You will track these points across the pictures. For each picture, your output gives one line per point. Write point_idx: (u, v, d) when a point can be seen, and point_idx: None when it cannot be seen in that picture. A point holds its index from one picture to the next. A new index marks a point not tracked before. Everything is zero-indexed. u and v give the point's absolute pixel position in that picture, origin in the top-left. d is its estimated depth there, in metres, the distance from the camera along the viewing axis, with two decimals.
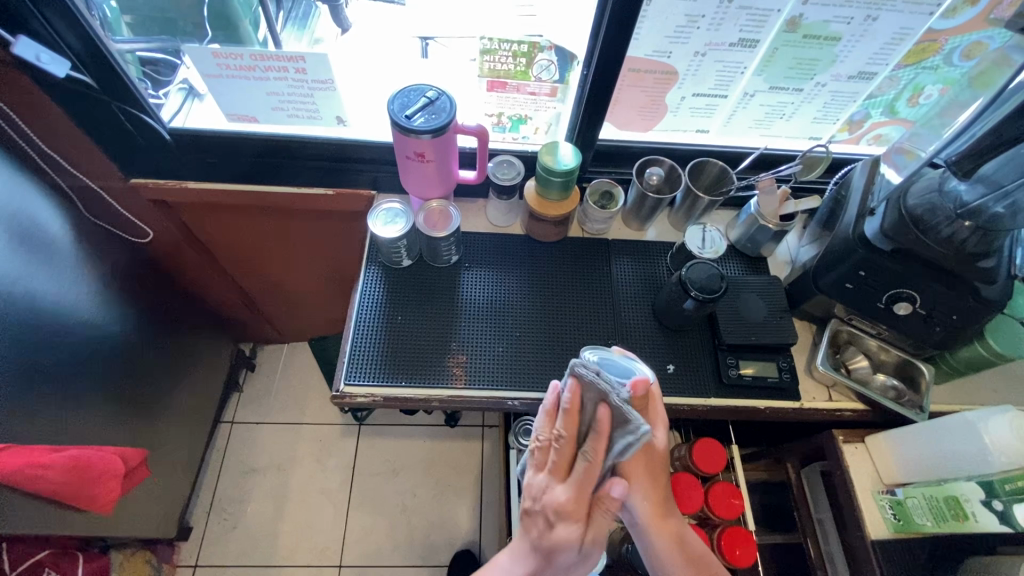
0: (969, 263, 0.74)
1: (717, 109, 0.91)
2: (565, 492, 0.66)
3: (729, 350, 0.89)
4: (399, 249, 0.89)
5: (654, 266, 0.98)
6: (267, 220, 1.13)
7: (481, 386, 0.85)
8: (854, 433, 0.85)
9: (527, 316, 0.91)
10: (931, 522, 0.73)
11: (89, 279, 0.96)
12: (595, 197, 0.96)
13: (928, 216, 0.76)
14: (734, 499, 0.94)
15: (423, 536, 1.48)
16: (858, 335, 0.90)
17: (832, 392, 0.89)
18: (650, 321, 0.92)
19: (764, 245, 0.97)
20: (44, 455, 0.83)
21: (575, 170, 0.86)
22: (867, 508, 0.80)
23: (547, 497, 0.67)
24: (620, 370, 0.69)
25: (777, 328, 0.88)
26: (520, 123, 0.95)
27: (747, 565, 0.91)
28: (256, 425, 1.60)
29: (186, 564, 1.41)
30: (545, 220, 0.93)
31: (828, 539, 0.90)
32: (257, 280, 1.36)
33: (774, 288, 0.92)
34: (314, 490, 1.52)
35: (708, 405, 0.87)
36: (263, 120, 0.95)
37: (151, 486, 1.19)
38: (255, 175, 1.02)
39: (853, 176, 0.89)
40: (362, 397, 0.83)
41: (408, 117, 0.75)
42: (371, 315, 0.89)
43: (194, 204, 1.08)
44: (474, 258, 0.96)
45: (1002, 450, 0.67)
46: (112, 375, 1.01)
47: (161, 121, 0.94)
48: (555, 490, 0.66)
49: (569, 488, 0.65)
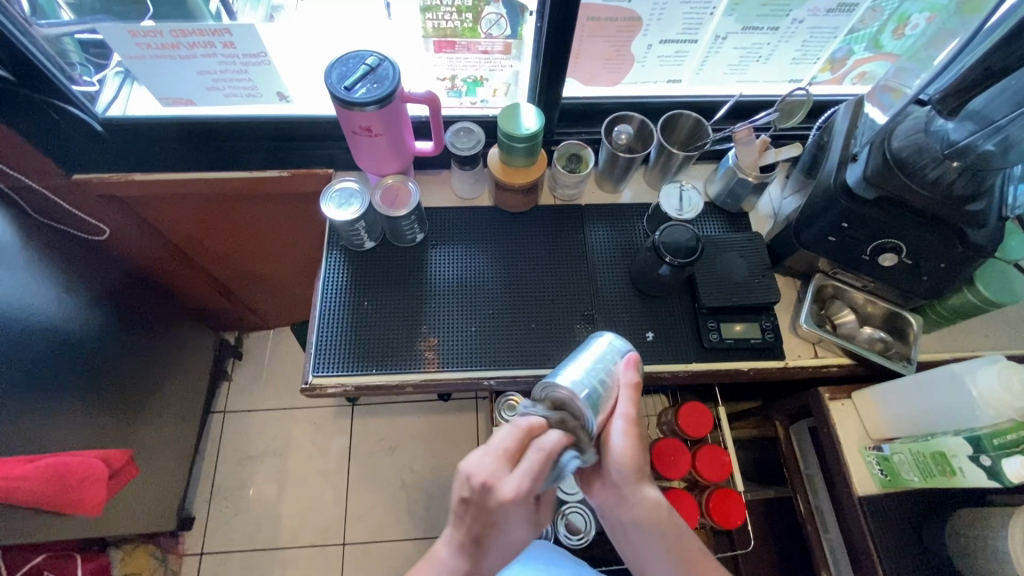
0: (956, 208, 0.69)
1: (687, 56, 0.85)
2: (516, 484, 0.54)
3: (710, 313, 0.85)
4: (358, 232, 0.84)
5: (630, 229, 0.93)
6: (224, 208, 1.08)
7: (455, 368, 0.82)
8: (840, 390, 0.83)
9: (500, 292, 0.87)
10: (918, 477, 0.71)
11: (49, 282, 0.93)
12: (563, 159, 0.91)
13: (913, 159, 0.70)
14: (723, 459, 0.92)
15: (423, 509, 1.50)
16: (843, 288, 0.86)
17: (817, 348, 0.86)
18: (628, 287, 0.89)
19: (745, 199, 0.92)
20: (19, 466, 0.82)
21: (539, 134, 0.81)
22: (854, 465, 0.79)
23: (499, 501, 0.54)
24: (590, 359, 0.64)
25: (758, 287, 0.84)
26: (476, 85, 0.89)
27: (738, 523, 0.91)
28: (246, 412, 1.59)
29: (192, 552, 1.43)
30: (513, 189, 0.88)
31: (818, 494, 0.92)
32: (231, 268, 1.32)
33: (755, 245, 0.88)
34: (312, 472, 1.53)
35: (690, 372, 0.84)
36: (201, 102, 0.90)
37: (140, 483, 1.18)
38: (204, 160, 0.96)
39: (836, 119, 0.83)
40: (333, 387, 0.81)
41: (348, 88, 0.69)
42: (336, 303, 0.85)
43: (147, 197, 1.03)
44: (441, 234, 0.91)
45: (990, 401, 0.65)
46: (84, 378, 0.99)
47: (91, 111, 0.88)
48: (507, 483, 0.55)
49: (521, 479, 0.54)
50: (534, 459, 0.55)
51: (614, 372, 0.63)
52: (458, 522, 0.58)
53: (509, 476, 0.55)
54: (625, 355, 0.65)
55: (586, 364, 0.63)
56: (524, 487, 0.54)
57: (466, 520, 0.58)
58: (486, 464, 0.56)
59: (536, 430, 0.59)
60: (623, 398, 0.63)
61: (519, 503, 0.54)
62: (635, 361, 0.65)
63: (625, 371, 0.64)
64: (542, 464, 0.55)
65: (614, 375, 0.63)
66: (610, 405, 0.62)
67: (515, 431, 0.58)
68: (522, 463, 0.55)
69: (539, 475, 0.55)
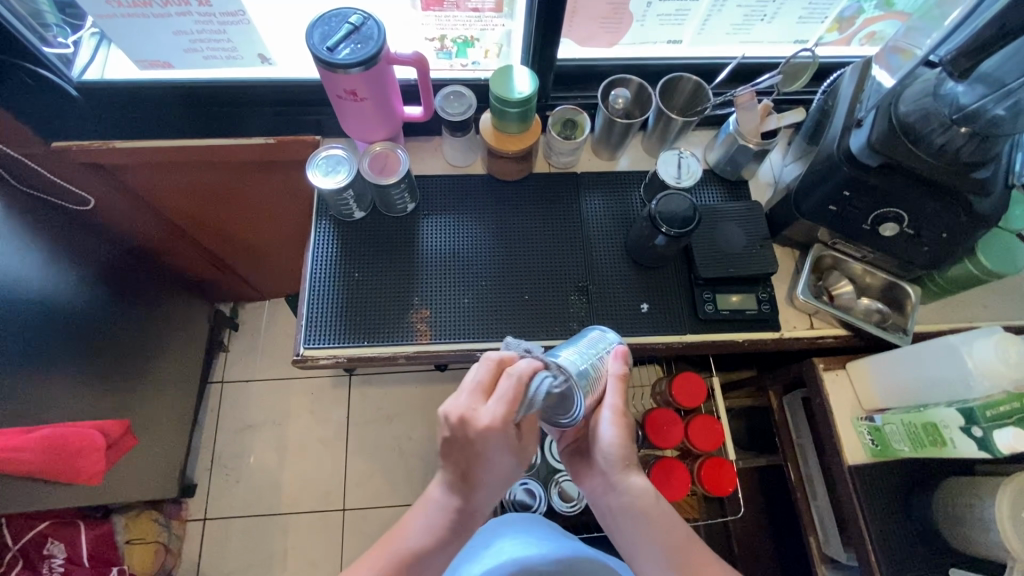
0: (962, 176, 0.67)
1: (689, 15, 0.80)
2: (493, 410, 0.57)
3: (706, 285, 0.84)
4: (347, 201, 0.82)
5: (626, 198, 0.91)
6: (211, 177, 1.05)
7: (447, 340, 0.81)
8: (835, 360, 0.83)
9: (493, 263, 0.86)
10: (908, 447, 0.71)
11: (36, 253, 0.91)
12: (558, 127, 0.88)
13: (920, 124, 0.68)
14: (716, 429, 0.93)
15: (421, 475, 1.53)
16: (842, 259, 0.85)
17: (814, 319, 0.86)
18: (623, 258, 0.87)
19: (745, 167, 0.90)
20: (15, 437, 0.82)
21: (532, 98, 0.78)
22: (846, 434, 0.79)
23: (479, 430, 0.56)
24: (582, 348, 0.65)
25: (755, 257, 0.83)
26: (467, 46, 0.85)
27: (729, 491, 0.92)
28: (244, 382, 1.60)
29: (195, 518, 1.46)
30: (505, 156, 0.86)
31: (808, 462, 0.93)
32: (222, 239, 1.30)
33: (753, 215, 0.86)
34: (311, 440, 1.55)
35: (684, 343, 0.83)
36: (180, 65, 0.87)
37: (139, 453, 1.19)
38: (187, 127, 0.93)
39: (841, 83, 0.80)
40: (324, 359, 0.80)
41: (331, 49, 0.66)
42: (326, 274, 0.84)
43: (131, 165, 1.00)
44: (432, 204, 0.89)
45: (985, 372, 0.64)
46: (76, 349, 0.98)
47: (66, 75, 0.85)
48: (485, 410, 0.57)
49: (498, 405, 0.57)
50: (507, 386, 0.57)
51: (603, 362, 0.65)
52: (446, 462, 0.61)
53: (483, 406, 0.57)
54: (615, 346, 0.67)
55: (579, 352, 0.64)
56: (502, 412, 0.56)
57: (451, 455, 0.60)
58: (464, 399, 0.59)
59: (509, 362, 0.61)
60: (611, 390, 0.65)
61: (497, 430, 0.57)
62: (625, 352, 0.67)
63: (614, 363, 0.66)
64: (513, 390, 0.57)
65: (602, 364, 0.65)
66: (598, 394, 0.64)
67: (481, 366, 0.60)
68: (496, 391, 0.58)
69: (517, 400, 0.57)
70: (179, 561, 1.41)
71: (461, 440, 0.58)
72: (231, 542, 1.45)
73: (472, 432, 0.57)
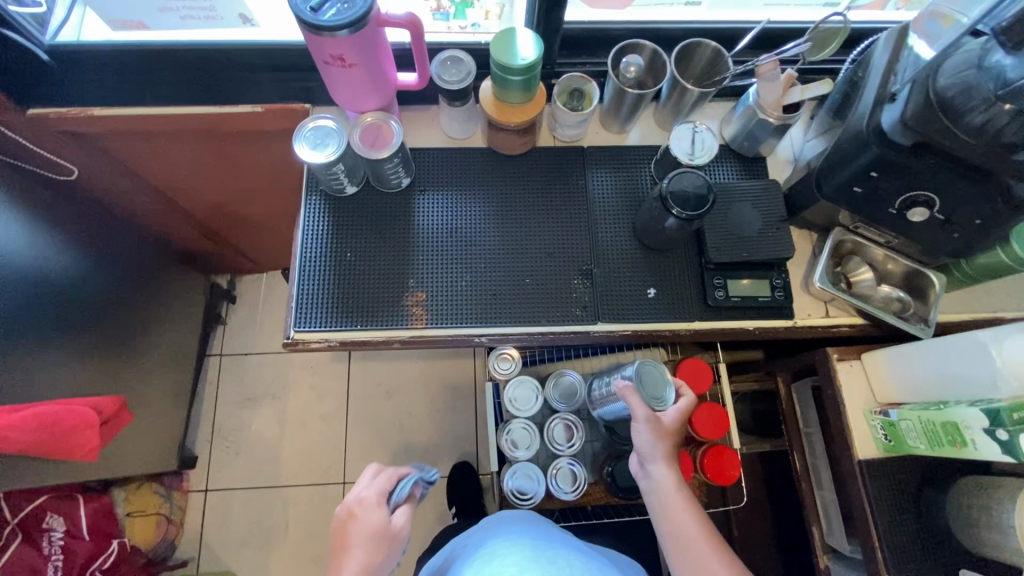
0: (1003, 158, 0.60)
1: None
2: (370, 489, 0.72)
3: (718, 269, 0.79)
4: (337, 176, 0.77)
5: (635, 175, 0.85)
6: (198, 147, 1.00)
7: (443, 325, 0.78)
8: (850, 350, 0.80)
9: (493, 243, 0.81)
10: (924, 445, 0.69)
11: (19, 226, 0.87)
12: (564, 96, 0.81)
13: (960, 99, 0.60)
14: (720, 418, 0.90)
15: (421, 450, 1.52)
16: (863, 244, 0.80)
17: (829, 307, 0.81)
18: (630, 240, 0.82)
19: (763, 143, 0.84)
20: (4, 416, 0.80)
21: (537, 65, 0.71)
22: (857, 428, 0.77)
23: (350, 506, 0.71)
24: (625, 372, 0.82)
25: (771, 241, 0.78)
26: (466, 5, 0.81)
27: (732, 480, 0.89)
28: (243, 356, 1.58)
29: (196, 489, 1.47)
30: (508, 129, 0.80)
31: (814, 452, 0.91)
32: (214, 211, 1.26)
33: (770, 195, 0.81)
34: (310, 415, 1.54)
35: (692, 330, 0.80)
36: (155, 26, 0.82)
37: (136, 427, 1.18)
38: (168, 93, 0.87)
39: (874, 51, 0.74)
40: (316, 343, 0.77)
41: (315, 9, 0.60)
42: (318, 254, 0.80)
43: (113, 135, 0.95)
44: (429, 179, 0.84)
45: (1014, 372, 0.61)
46: (66, 325, 0.95)
47: (37, 38, 0.80)
48: (371, 487, 0.73)
49: (374, 485, 0.73)
50: (386, 476, 0.74)
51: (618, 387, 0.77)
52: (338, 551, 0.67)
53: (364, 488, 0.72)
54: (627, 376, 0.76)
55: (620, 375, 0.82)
56: (375, 491, 0.71)
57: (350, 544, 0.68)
58: (377, 480, 0.74)
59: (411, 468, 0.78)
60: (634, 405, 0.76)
61: (379, 538, 0.68)
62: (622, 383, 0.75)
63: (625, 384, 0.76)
64: (391, 479, 0.74)
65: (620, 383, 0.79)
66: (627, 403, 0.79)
67: (401, 467, 0.77)
68: (372, 480, 0.73)
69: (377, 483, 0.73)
70: (181, 531, 1.43)
71: (354, 513, 0.70)
72: (232, 514, 1.46)
73: (353, 502, 0.71)
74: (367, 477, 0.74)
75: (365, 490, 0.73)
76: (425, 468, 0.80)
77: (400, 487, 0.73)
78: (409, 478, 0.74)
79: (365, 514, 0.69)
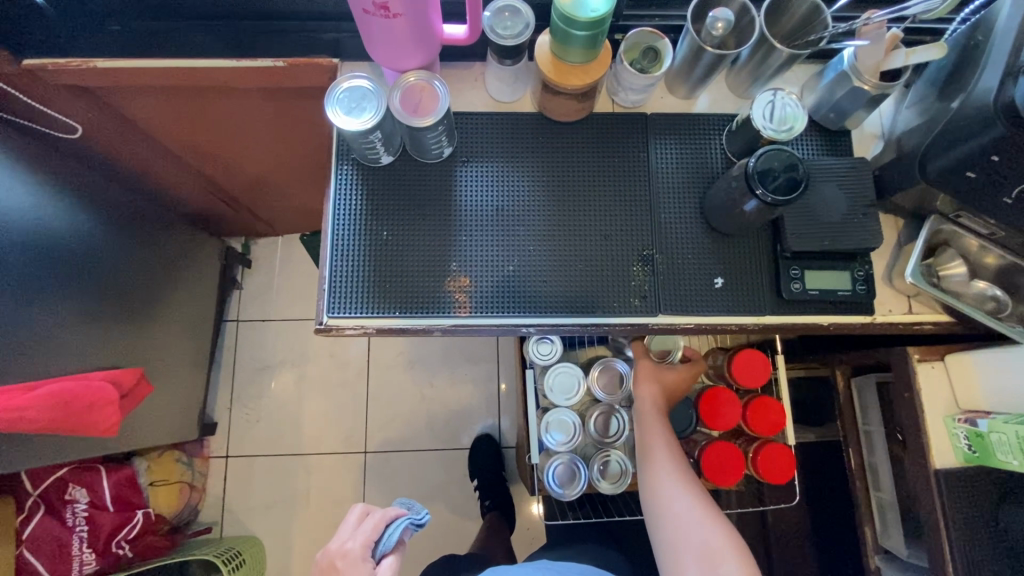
0: None
1: None
2: (355, 541, 0.72)
3: (794, 257, 0.72)
4: (373, 144, 0.68)
5: (704, 147, 0.76)
6: (210, 106, 0.90)
7: (489, 314, 0.71)
8: (932, 351, 0.73)
9: (543, 223, 0.73)
10: (1017, 461, 0.63)
11: (19, 189, 0.79)
12: (633, 55, 0.71)
13: None
14: (778, 414, 0.85)
15: (444, 423, 1.49)
16: (959, 234, 0.72)
17: (913, 302, 0.74)
18: (696, 222, 0.74)
19: (852, 115, 0.74)
20: (18, 396, 0.75)
21: (606, 18, 0.61)
22: (936, 435, 0.71)
23: (333, 555, 0.71)
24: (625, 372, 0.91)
25: (857, 229, 0.70)
26: None
27: (785, 480, 0.85)
28: (260, 322, 1.53)
29: (217, 455, 1.45)
30: (565, 93, 0.70)
31: (873, 451, 0.86)
32: (227, 173, 1.17)
33: (859, 175, 0.72)
34: (330, 383, 1.51)
35: (762, 325, 0.73)
36: None
37: (155, 398, 1.15)
38: (179, 43, 0.77)
39: (998, 7, 0.61)
40: (350, 330, 0.71)
41: None
42: (350, 232, 0.72)
43: (119, 90, 0.84)
44: (472, 148, 0.75)
45: None
46: (79, 298, 0.89)
47: None
48: (356, 537, 0.73)
49: (359, 536, 0.72)
50: (371, 523, 0.74)
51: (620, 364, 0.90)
52: None
53: (348, 540, 0.73)
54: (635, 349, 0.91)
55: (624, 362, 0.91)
56: (358, 542, 0.72)
57: None
58: (361, 530, 0.74)
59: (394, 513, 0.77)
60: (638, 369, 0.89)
61: None
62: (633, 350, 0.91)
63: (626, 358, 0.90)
64: (377, 529, 0.73)
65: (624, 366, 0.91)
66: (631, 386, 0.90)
67: (387, 512, 0.76)
68: (358, 530, 0.74)
69: (363, 531, 0.73)
70: (204, 496, 1.42)
71: (338, 565, 0.70)
72: (254, 481, 1.45)
73: (337, 553, 0.71)
74: (350, 528, 0.73)
75: (347, 542, 0.72)
76: (413, 510, 0.79)
77: (387, 536, 0.73)
78: (395, 527, 0.74)
79: (350, 567, 0.69)
